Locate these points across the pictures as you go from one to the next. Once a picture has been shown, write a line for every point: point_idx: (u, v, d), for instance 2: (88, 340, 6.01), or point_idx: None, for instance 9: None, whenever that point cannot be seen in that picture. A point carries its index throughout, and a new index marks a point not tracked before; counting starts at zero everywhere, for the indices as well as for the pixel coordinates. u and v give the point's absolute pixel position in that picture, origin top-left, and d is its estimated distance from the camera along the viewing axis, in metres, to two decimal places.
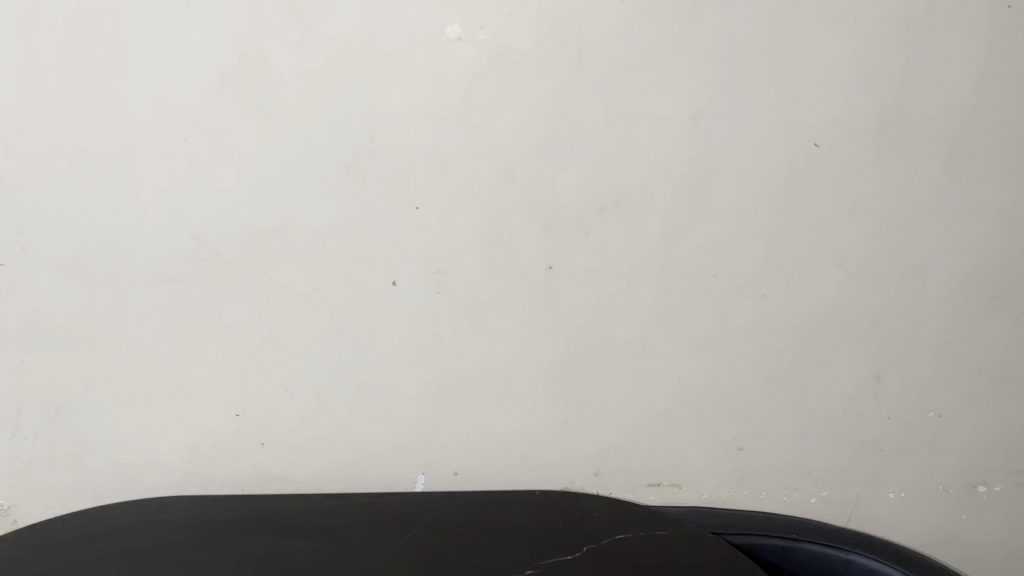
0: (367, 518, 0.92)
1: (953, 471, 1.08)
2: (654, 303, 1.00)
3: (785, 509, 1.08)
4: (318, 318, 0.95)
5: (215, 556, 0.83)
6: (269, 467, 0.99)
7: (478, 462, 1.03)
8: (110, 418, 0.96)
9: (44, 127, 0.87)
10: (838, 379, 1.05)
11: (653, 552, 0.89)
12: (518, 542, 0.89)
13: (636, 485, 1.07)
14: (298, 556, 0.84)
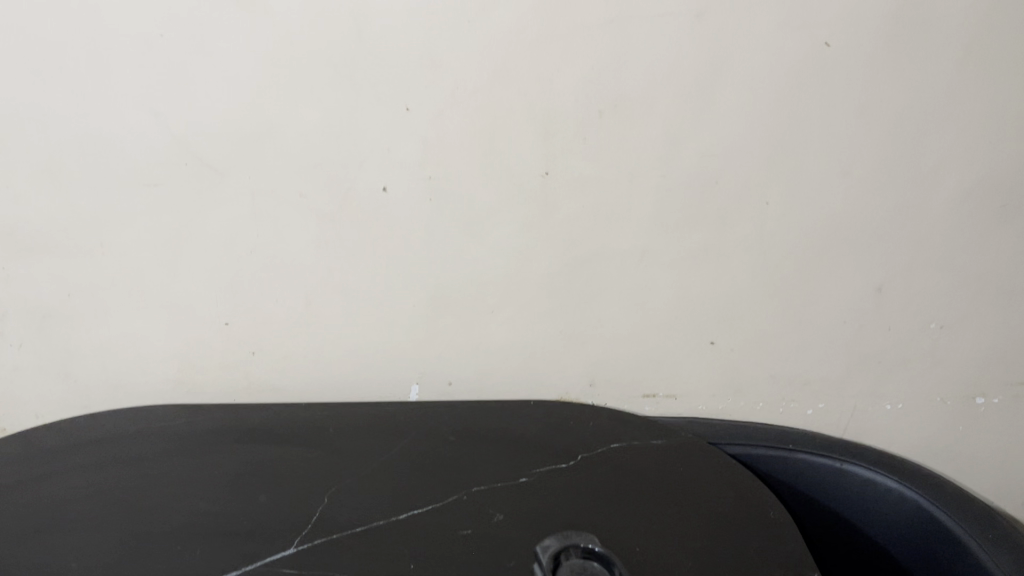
0: (360, 425, 0.94)
1: (951, 382, 1.07)
2: (655, 209, 0.96)
3: (778, 418, 1.09)
4: (306, 228, 0.94)
5: (211, 465, 0.86)
6: (260, 377, 1.02)
7: (471, 372, 1.04)
8: (98, 326, 0.98)
9: (8, 11, 0.82)
10: (840, 290, 1.02)
11: (646, 454, 0.89)
12: (506, 447, 0.91)
13: (631, 395, 1.07)
14: (292, 463, 0.87)
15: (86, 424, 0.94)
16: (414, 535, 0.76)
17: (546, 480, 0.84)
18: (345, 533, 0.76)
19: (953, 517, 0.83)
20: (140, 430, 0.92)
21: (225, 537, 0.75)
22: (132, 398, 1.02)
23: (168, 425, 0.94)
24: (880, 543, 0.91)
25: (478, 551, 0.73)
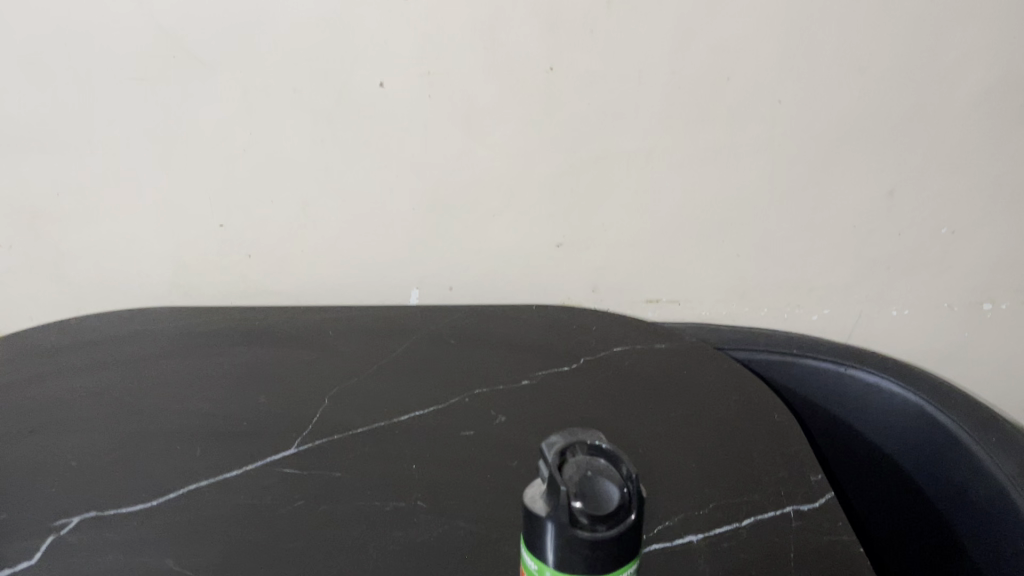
0: (360, 327, 0.93)
1: (958, 288, 1.06)
2: (664, 107, 0.93)
3: (782, 323, 1.08)
4: (300, 125, 0.91)
5: (209, 367, 0.85)
6: (257, 280, 1.00)
7: (473, 276, 1.03)
8: (89, 226, 0.95)
9: None
10: (850, 193, 0.99)
11: (649, 358, 0.89)
12: (508, 350, 0.90)
13: (635, 300, 1.06)
14: (291, 365, 0.86)
15: (81, 325, 0.92)
16: (416, 437, 0.75)
17: (548, 382, 0.84)
18: (347, 434, 0.75)
19: (955, 420, 0.82)
20: (136, 332, 0.91)
21: (225, 437, 0.74)
22: (129, 300, 1.01)
23: (165, 326, 0.92)
24: (880, 446, 0.91)
25: (481, 453, 0.73)
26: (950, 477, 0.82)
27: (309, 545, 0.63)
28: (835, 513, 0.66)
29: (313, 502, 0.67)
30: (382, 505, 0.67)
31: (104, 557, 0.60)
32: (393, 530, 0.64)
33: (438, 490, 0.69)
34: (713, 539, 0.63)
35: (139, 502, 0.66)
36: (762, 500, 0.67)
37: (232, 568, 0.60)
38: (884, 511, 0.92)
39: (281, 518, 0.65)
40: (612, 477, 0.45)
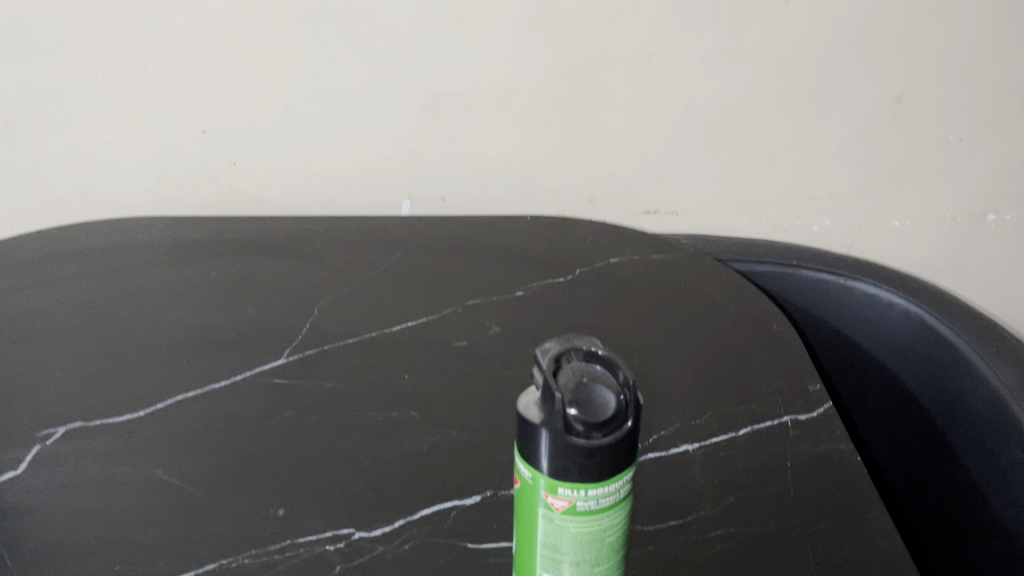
0: (350, 238, 0.91)
1: (962, 198, 1.04)
2: (665, 6, 0.89)
3: (782, 236, 1.06)
4: (283, 24, 0.86)
5: (195, 278, 0.83)
6: (242, 189, 0.97)
7: (465, 186, 1.00)
8: (66, 132, 0.92)
9: None
10: (856, 99, 0.96)
11: (645, 269, 0.87)
12: (502, 261, 0.88)
13: (631, 211, 1.03)
14: (279, 276, 0.84)
15: (62, 234, 0.90)
16: (408, 348, 0.74)
17: (542, 293, 0.82)
18: (337, 345, 0.74)
19: (956, 330, 0.81)
20: (119, 242, 0.89)
21: (212, 348, 0.73)
22: (111, 210, 0.98)
23: (149, 237, 0.90)
24: (880, 358, 0.90)
25: (473, 364, 0.72)
26: (948, 388, 0.81)
27: (300, 455, 0.62)
28: (832, 423, 0.65)
29: (303, 414, 0.66)
30: (373, 415, 0.66)
31: (92, 468, 0.60)
32: (385, 440, 0.64)
33: (430, 401, 0.68)
34: (709, 448, 0.63)
35: (126, 413, 0.65)
36: (759, 409, 0.67)
37: (223, 479, 0.60)
38: (882, 421, 0.91)
39: (270, 429, 0.64)
40: (609, 385, 0.44)
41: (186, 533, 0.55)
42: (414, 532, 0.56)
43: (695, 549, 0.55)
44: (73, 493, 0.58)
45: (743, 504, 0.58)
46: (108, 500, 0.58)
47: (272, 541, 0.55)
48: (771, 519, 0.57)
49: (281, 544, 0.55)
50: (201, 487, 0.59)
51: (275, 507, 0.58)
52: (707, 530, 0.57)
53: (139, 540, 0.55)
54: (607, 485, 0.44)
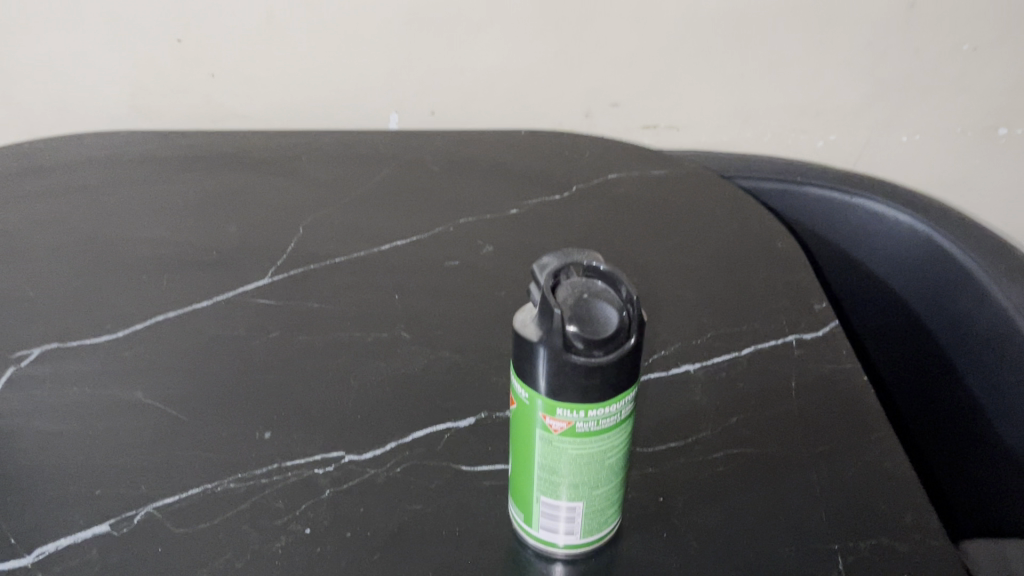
0: (336, 153, 0.87)
1: (973, 111, 1.00)
2: None
3: (786, 151, 1.02)
4: None
5: (174, 195, 0.79)
6: (221, 102, 0.93)
7: (456, 98, 0.95)
8: (32, 41, 0.87)
9: None
10: (868, 6, 0.91)
11: (645, 185, 0.83)
12: (495, 177, 0.84)
13: (630, 126, 0.99)
14: (262, 193, 0.80)
15: (32, 148, 0.85)
16: (398, 267, 0.71)
17: (537, 210, 0.79)
18: (324, 264, 0.71)
19: (965, 249, 0.78)
20: (92, 158, 0.84)
21: (192, 267, 0.70)
22: (84, 124, 0.93)
23: (124, 151, 0.86)
24: (883, 277, 0.87)
25: (466, 285, 0.69)
26: (955, 308, 0.79)
27: (287, 377, 0.60)
28: (838, 342, 0.63)
29: (290, 334, 0.64)
30: (362, 336, 0.64)
31: (70, 390, 0.58)
32: (376, 361, 0.62)
33: (422, 321, 0.65)
34: (711, 368, 0.61)
35: (103, 334, 0.63)
36: (763, 328, 0.64)
37: (207, 402, 0.58)
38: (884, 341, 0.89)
39: (256, 350, 0.62)
40: (611, 300, 0.41)
41: (169, 457, 0.54)
42: (406, 454, 0.55)
43: (697, 472, 0.54)
44: (51, 417, 0.56)
45: (745, 425, 0.57)
46: (88, 423, 0.56)
47: (259, 464, 0.53)
48: (775, 441, 0.55)
49: (268, 469, 0.53)
50: (185, 410, 0.57)
51: (262, 430, 0.56)
52: (709, 452, 0.55)
53: (119, 465, 0.53)
54: (608, 406, 0.42)
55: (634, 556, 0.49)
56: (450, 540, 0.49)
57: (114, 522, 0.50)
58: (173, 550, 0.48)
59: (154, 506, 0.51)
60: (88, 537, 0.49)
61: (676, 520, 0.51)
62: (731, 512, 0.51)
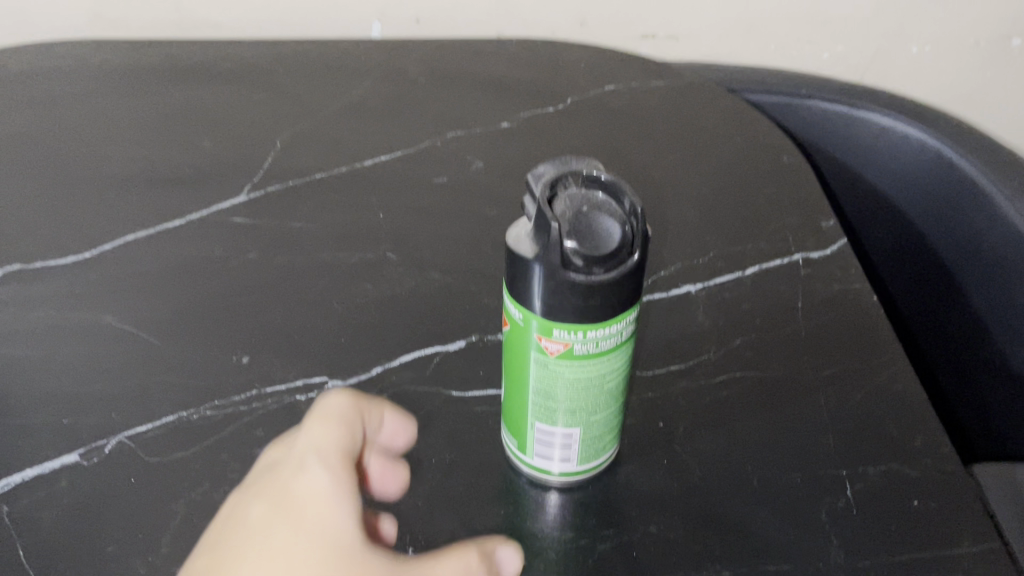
0: (315, 62, 0.82)
1: (987, 20, 0.95)
2: None
3: (791, 64, 0.97)
4: None
5: (141, 108, 0.74)
6: (192, 9, 0.87)
7: (442, 5, 0.89)
8: None
9: None
10: None
11: (644, 96, 0.79)
12: (484, 88, 0.79)
13: (627, 36, 0.94)
14: (236, 105, 0.75)
15: None
16: (383, 183, 0.67)
17: (530, 124, 0.74)
18: (303, 180, 0.67)
19: (979, 169, 0.73)
20: (52, 68, 0.79)
21: (163, 184, 0.66)
22: (44, 33, 0.87)
23: (87, 60, 0.80)
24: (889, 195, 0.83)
25: (456, 202, 0.66)
26: (969, 230, 0.75)
27: (266, 300, 0.57)
28: (846, 261, 0.60)
29: (268, 255, 0.60)
30: (345, 257, 0.60)
31: (34, 314, 0.55)
32: (359, 283, 0.58)
33: (409, 240, 0.62)
34: (713, 290, 0.58)
35: (69, 255, 0.59)
36: (767, 247, 0.61)
37: (182, 326, 0.54)
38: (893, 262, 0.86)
39: (232, 272, 0.58)
40: (612, 213, 0.37)
41: (141, 383, 0.51)
42: (393, 380, 0.52)
43: (699, 396, 0.51)
44: (14, 343, 0.53)
45: (750, 348, 0.54)
46: (54, 349, 0.52)
47: (238, 391, 0.51)
48: (780, 363, 0.53)
49: (247, 395, 0.50)
50: (157, 335, 0.54)
51: (240, 355, 0.53)
52: (711, 376, 0.53)
53: (89, 392, 0.50)
54: (609, 326, 0.39)
55: (633, 484, 0.47)
56: (441, 469, 0.47)
57: (84, 451, 0.47)
58: (148, 479, 0.45)
59: (126, 434, 0.48)
60: (57, 468, 0.46)
61: (678, 446, 0.49)
62: (734, 439, 0.49)
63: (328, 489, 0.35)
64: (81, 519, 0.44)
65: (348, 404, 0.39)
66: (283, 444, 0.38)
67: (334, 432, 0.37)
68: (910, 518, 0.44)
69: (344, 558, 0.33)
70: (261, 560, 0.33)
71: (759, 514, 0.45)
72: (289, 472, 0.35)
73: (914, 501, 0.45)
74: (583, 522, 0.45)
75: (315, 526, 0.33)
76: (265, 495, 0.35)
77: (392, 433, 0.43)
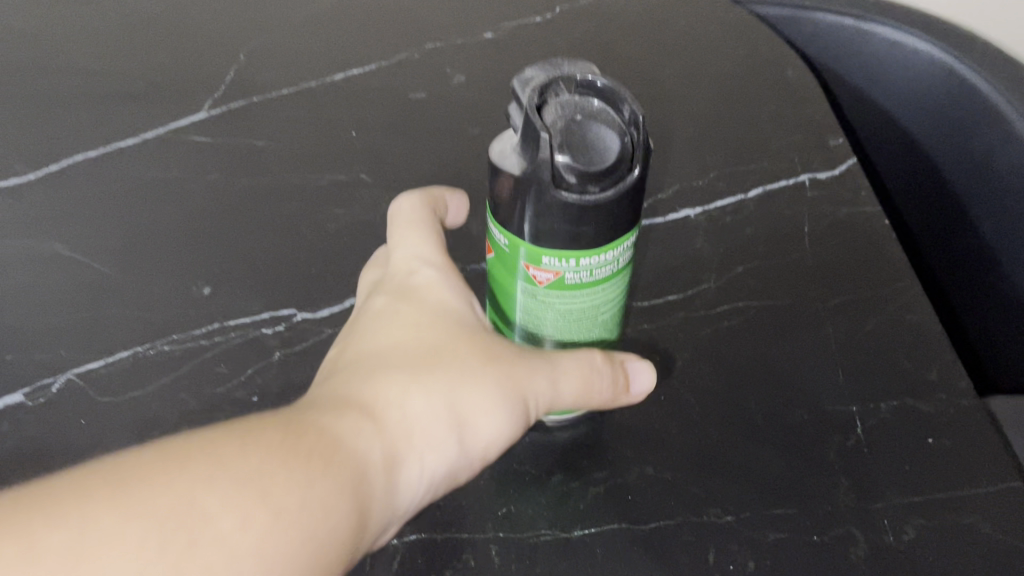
0: None
1: None
2: None
3: None
4: None
5: (89, 15, 0.68)
6: None
7: None
8: None
9: None
10: None
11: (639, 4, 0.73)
12: None
13: None
14: (195, 13, 0.69)
15: None
16: (355, 100, 0.62)
17: (515, 33, 0.69)
18: (269, 96, 0.61)
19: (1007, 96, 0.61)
20: None
21: (115, 100, 0.60)
22: None
23: None
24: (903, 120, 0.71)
25: (434, 120, 0.60)
26: (989, 160, 0.64)
27: (228, 225, 0.52)
28: (857, 181, 0.56)
29: (231, 177, 0.55)
30: (315, 179, 0.55)
31: None
32: (331, 206, 0.54)
33: (384, 161, 0.57)
34: (715, 214, 0.54)
35: (12, 178, 0.54)
36: (772, 168, 0.57)
37: (137, 254, 0.50)
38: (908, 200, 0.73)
39: (191, 195, 0.54)
40: (611, 124, 0.32)
41: (92, 317, 0.46)
42: None
43: (699, 328, 0.48)
44: None
45: (753, 276, 0.50)
46: None
47: (198, 324, 0.46)
48: (784, 292, 0.49)
49: (208, 328, 0.46)
50: (109, 264, 0.49)
51: (200, 285, 0.48)
52: (712, 307, 0.49)
53: (34, 326, 0.46)
54: (606, 254, 0.35)
55: (628, 421, 0.43)
56: None
57: (28, 391, 0.43)
58: (101, 421, 0.42)
59: (75, 371, 0.44)
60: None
61: (676, 380, 0.45)
62: (736, 374, 0.45)
63: (437, 278, 0.38)
64: (27, 465, 0.40)
65: (423, 208, 0.41)
66: (384, 264, 0.41)
67: (430, 238, 0.40)
68: (924, 456, 0.41)
69: (464, 326, 0.36)
70: (391, 336, 0.35)
71: (764, 455, 0.42)
72: (401, 278, 0.38)
73: (929, 439, 0.42)
74: (574, 463, 0.42)
75: (437, 310, 0.36)
76: (380, 296, 0.38)
77: (454, 212, 0.44)
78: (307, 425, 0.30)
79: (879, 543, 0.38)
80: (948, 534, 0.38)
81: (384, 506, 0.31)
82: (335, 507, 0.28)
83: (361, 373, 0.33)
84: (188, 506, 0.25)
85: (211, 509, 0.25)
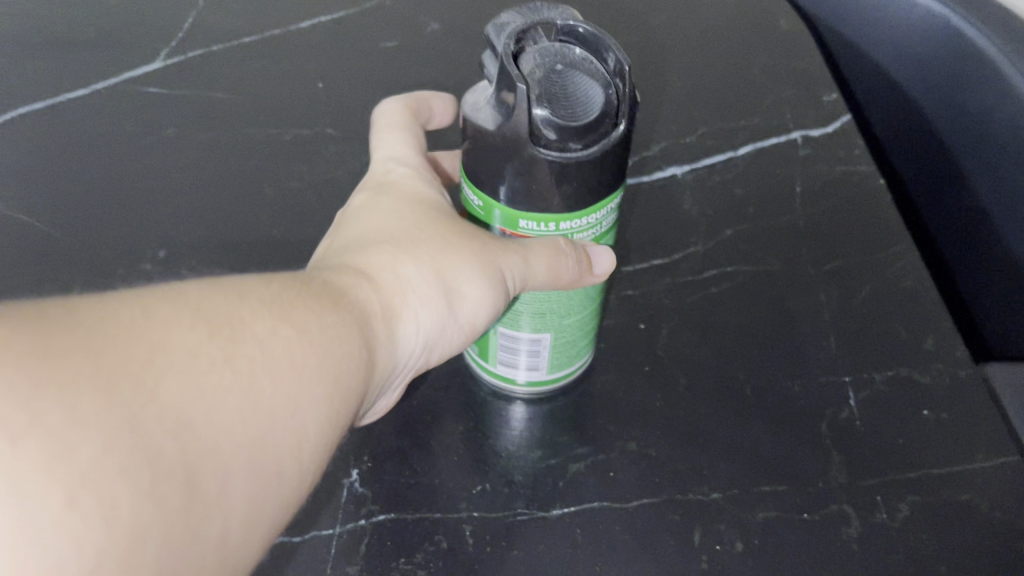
0: None
1: None
2: None
3: None
4: None
5: None
6: None
7: None
8: None
9: None
10: None
11: None
12: None
13: None
14: None
15: None
16: (322, 49, 0.58)
17: None
18: (230, 44, 0.57)
19: (998, 45, 0.57)
20: None
21: (63, 48, 0.56)
22: None
23: None
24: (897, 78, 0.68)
25: (406, 71, 0.57)
26: (977, 116, 0.60)
27: (185, 183, 0.49)
28: (851, 139, 0.53)
29: (188, 131, 0.52)
30: (279, 134, 0.52)
31: None
32: (295, 163, 0.50)
33: (352, 115, 0.54)
34: (703, 173, 0.52)
35: None
36: (762, 124, 0.54)
37: (86, 214, 0.47)
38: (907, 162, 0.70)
39: (145, 151, 0.50)
40: (593, 75, 0.29)
41: (35, 281, 0.43)
42: None
43: (685, 294, 0.45)
44: None
45: (743, 240, 0.48)
46: None
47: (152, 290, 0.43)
48: (775, 255, 0.47)
49: None
50: (56, 225, 0.46)
51: (154, 248, 0.45)
52: (698, 272, 0.46)
53: None
54: (587, 217, 0.32)
55: (611, 393, 0.41)
56: None
57: None
58: None
59: None
60: None
61: (661, 349, 0.43)
62: (724, 343, 0.43)
63: (417, 177, 0.34)
64: None
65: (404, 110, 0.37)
66: None
67: (407, 140, 0.36)
68: (919, 429, 0.39)
69: (441, 210, 0.33)
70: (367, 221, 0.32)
71: (753, 429, 0.40)
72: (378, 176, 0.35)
73: (924, 411, 0.40)
74: (554, 437, 0.40)
75: (415, 198, 0.33)
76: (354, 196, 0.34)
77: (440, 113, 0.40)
78: (308, 276, 0.27)
79: (874, 520, 0.36)
80: (946, 511, 0.36)
81: (381, 364, 0.28)
82: (351, 337, 0.26)
83: (347, 248, 0.31)
84: (221, 306, 0.23)
85: (246, 314, 0.23)
